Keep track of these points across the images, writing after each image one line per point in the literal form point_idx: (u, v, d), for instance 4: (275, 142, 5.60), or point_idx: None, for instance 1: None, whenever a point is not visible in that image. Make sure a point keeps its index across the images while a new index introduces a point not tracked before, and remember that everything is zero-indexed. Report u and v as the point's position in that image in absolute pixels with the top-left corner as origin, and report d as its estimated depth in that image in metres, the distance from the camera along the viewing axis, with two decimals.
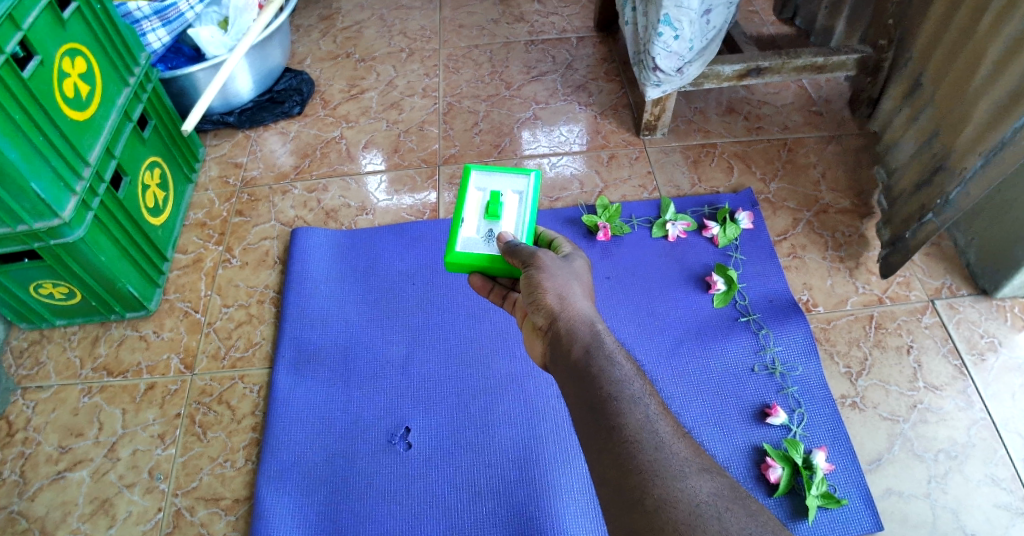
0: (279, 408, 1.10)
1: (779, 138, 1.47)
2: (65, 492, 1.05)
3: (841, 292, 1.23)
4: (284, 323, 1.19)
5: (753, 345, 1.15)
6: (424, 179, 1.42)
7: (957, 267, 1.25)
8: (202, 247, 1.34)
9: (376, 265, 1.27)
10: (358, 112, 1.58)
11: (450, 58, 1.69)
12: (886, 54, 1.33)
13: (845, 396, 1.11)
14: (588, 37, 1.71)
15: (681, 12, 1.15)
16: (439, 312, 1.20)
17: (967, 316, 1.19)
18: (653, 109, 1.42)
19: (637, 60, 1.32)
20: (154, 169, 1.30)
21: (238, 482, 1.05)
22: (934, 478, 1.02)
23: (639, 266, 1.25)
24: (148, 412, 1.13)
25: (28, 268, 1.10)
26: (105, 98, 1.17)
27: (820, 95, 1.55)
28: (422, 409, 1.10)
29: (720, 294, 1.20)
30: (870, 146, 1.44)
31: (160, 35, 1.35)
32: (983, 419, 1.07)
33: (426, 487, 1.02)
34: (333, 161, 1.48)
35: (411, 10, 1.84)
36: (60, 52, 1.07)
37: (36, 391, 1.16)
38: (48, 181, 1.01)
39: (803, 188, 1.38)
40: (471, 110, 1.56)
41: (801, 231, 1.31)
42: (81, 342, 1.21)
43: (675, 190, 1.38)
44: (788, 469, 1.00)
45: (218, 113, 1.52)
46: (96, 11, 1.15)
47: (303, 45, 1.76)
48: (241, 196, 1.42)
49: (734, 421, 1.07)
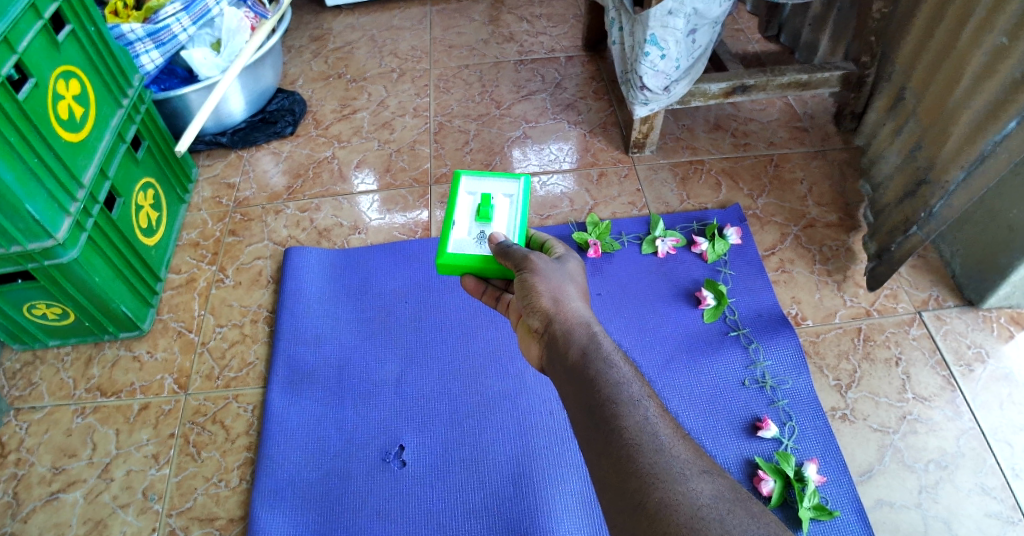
0: (273, 427, 1.10)
1: (766, 154, 1.50)
2: (58, 513, 1.05)
3: (829, 306, 1.24)
4: (278, 342, 1.20)
5: (743, 359, 1.16)
6: (416, 199, 1.44)
7: (943, 278, 1.27)
8: (196, 267, 1.35)
9: (370, 283, 1.28)
10: (350, 132, 1.59)
11: (441, 78, 1.71)
12: (868, 70, 1.36)
13: (834, 408, 1.12)
14: (577, 56, 1.73)
15: (667, 31, 1.18)
16: (433, 330, 1.21)
17: (954, 327, 1.20)
18: (641, 127, 1.44)
19: (625, 79, 1.34)
20: (148, 190, 1.31)
21: (233, 501, 1.06)
22: (925, 488, 1.03)
23: (630, 282, 1.27)
24: (142, 432, 1.13)
25: (22, 289, 1.11)
26: (99, 119, 1.18)
27: (806, 111, 1.58)
28: (417, 426, 1.10)
29: (709, 309, 1.21)
30: (855, 160, 1.46)
31: (153, 57, 1.36)
32: (972, 428, 1.09)
33: (420, 503, 1.03)
34: (325, 181, 1.49)
35: (401, 31, 1.86)
36: (55, 74, 1.08)
37: (29, 412, 1.16)
38: (42, 202, 1.02)
39: (790, 203, 1.40)
40: (462, 129, 1.58)
41: (789, 245, 1.33)
42: (75, 363, 1.21)
43: (664, 207, 1.40)
44: (780, 482, 1.01)
45: (212, 133, 1.54)
46: (90, 34, 1.17)
47: (295, 66, 1.78)
48: (234, 216, 1.43)
49: (727, 435, 1.08)
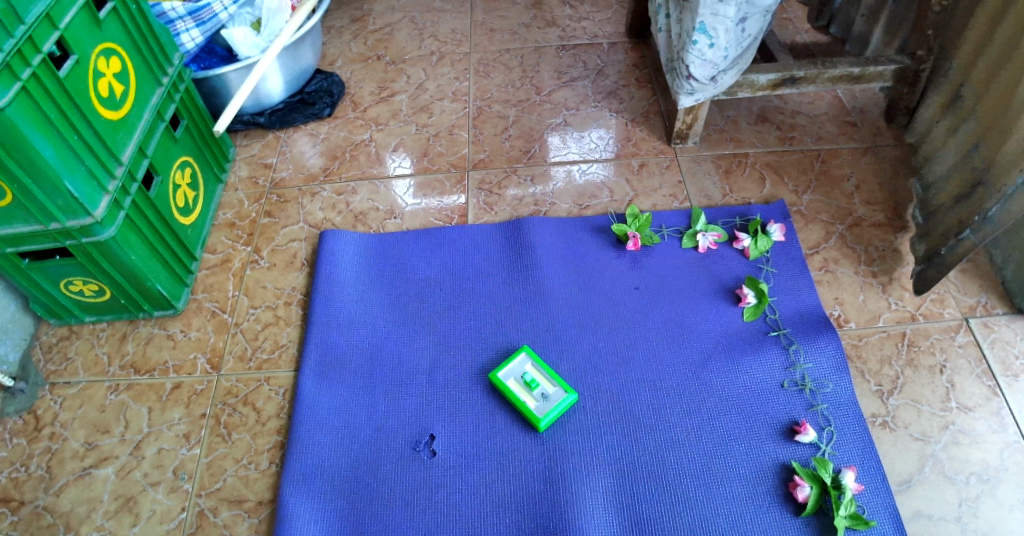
0: (303, 411, 1.10)
1: (813, 149, 1.45)
2: (90, 488, 1.06)
3: (874, 308, 1.20)
4: (310, 326, 1.19)
5: (783, 361, 1.12)
6: (453, 184, 1.42)
7: (993, 285, 1.22)
8: (230, 247, 1.34)
9: (404, 270, 1.27)
10: (388, 115, 1.58)
11: (481, 62, 1.68)
12: (925, 64, 1.30)
13: (874, 415, 1.09)
14: (621, 43, 1.69)
15: (718, 19, 1.14)
16: (465, 319, 1.19)
17: (1002, 336, 1.16)
18: (685, 117, 1.40)
19: (671, 67, 1.31)
20: (185, 169, 1.30)
21: (262, 484, 1.05)
22: (965, 502, 1.00)
23: (668, 276, 1.23)
24: (174, 411, 1.13)
25: (60, 265, 1.11)
26: (139, 98, 1.17)
27: (855, 105, 1.52)
28: (446, 416, 1.09)
29: (750, 307, 1.17)
30: (905, 158, 1.41)
31: (193, 36, 1.36)
32: (1017, 442, 1.04)
33: (448, 495, 1.01)
34: (362, 163, 1.47)
35: (441, 13, 1.84)
36: (96, 51, 1.07)
37: (63, 387, 1.17)
38: (81, 180, 1.02)
39: (836, 200, 1.36)
40: (501, 115, 1.55)
41: (834, 244, 1.29)
42: (109, 339, 1.22)
43: (706, 200, 1.36)
44: (817, 489, 0.96)
45: (249, 113, 1.53)
46: (132, 11, 1.16)
47: (334, 47, 1.77)
48: (270, 197, 1.42)
49: (764, 437, 1.05)
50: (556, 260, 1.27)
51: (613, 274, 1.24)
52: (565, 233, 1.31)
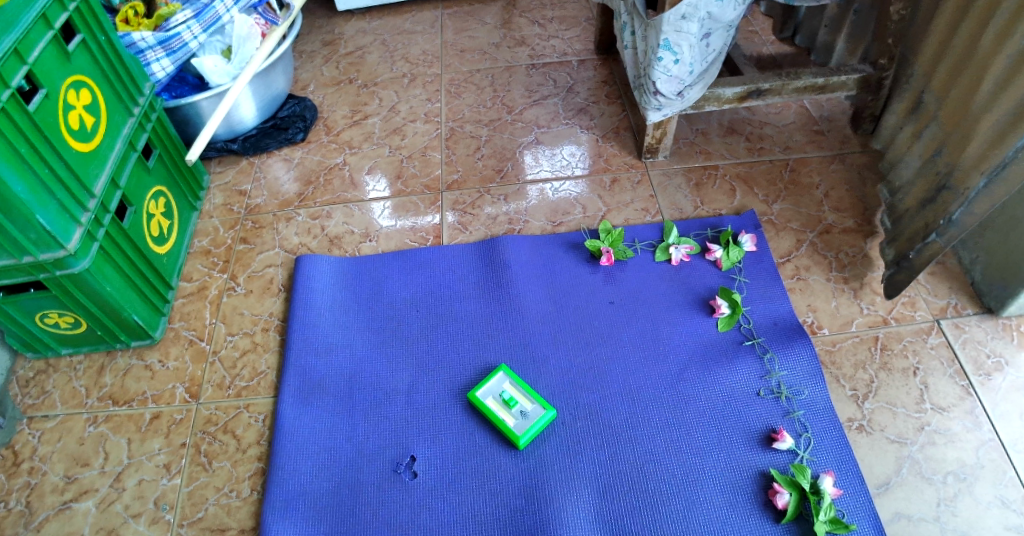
0: (284, 437, 1.10)
1: (782, 158, 1.48)
2: (70, 522, 1.05)
3: (846, 314, 1.23)
4: (289, 352, 1.19)
5: (758, 369, 1.14)
6: (427, 205, 1.43)
7: (963, 285, 1.25)
8: (207, 274, 1.34)
9: (380, 291, 1.28)
10: (361, 138, 1.59)
11: (452, 83, 1.70)
12: (887, 72, 1.34)
13: (851, 419, 1.11)
14: (590, 60, 1.72)
15: (682, 36, 1.16)
16: (444, 339, 1.20)
17: (973, 336, 1.18)
18: (655, 132, 1.43)
19: (638, 83, 1.33)
20: (159, 198, 1.31)
21: (244, 512, 1.05)
22: (943, 501, 1.02)
23: (643, 290, 1.25)
24: (154, 441, 1.13)
25: (34, 298, 1.11)
26: (110, 128, 1.18)
27: (821, 114, 1.56)
28: (428, 437, 1.09)
29: (724, 317, 1.19)
30: (872, 164, 1.44)
31: (164, 65, 1.36)
32: (991, 440, 1.07)
33: (432, 515, 1.02)
34: (337, 188, 1.48)
35: (412, 35, 1.85)
36: (66, 84, 1.08)
37: (42, 420, 1.16)
38: (53, 213, 1.01)
39: (806, 209, 1.38)
40: (473, 135, 1.57)
41: (805, 252, 1.31)
42: (87, 371, 1.22)
43: (677, 213, 1.38)
44: (795, 495, 0.98)
45: (223, 140, 1.54)
46: (101, 43, 1.17)
47: (307, 71, 1.78)
48: (246, 223, 1.42)
49: (742, 446, 1.06)
50: (532, 278, 1.28)
51: (588, 290, 1.26)
52: (540, 251, 1.32)
